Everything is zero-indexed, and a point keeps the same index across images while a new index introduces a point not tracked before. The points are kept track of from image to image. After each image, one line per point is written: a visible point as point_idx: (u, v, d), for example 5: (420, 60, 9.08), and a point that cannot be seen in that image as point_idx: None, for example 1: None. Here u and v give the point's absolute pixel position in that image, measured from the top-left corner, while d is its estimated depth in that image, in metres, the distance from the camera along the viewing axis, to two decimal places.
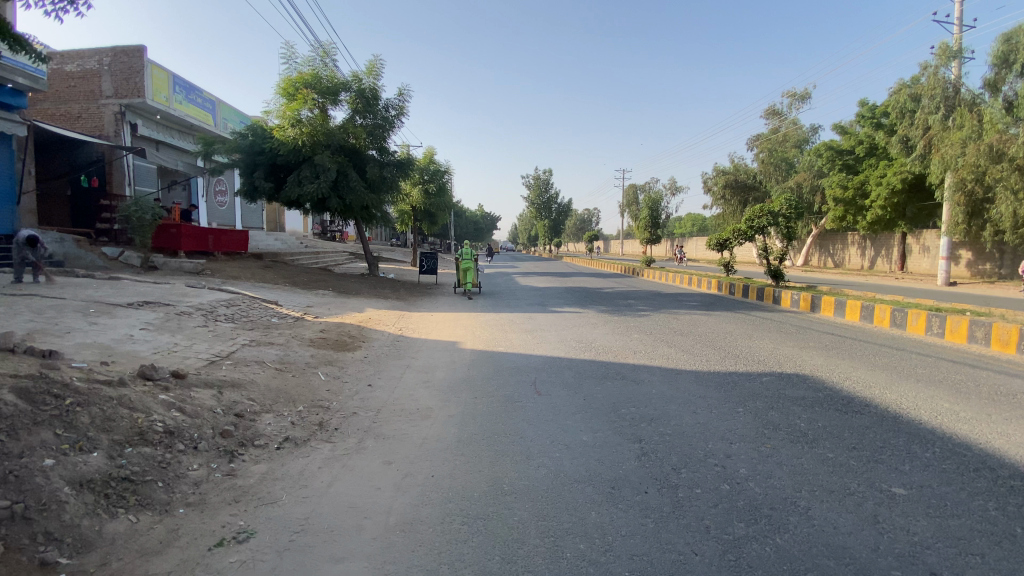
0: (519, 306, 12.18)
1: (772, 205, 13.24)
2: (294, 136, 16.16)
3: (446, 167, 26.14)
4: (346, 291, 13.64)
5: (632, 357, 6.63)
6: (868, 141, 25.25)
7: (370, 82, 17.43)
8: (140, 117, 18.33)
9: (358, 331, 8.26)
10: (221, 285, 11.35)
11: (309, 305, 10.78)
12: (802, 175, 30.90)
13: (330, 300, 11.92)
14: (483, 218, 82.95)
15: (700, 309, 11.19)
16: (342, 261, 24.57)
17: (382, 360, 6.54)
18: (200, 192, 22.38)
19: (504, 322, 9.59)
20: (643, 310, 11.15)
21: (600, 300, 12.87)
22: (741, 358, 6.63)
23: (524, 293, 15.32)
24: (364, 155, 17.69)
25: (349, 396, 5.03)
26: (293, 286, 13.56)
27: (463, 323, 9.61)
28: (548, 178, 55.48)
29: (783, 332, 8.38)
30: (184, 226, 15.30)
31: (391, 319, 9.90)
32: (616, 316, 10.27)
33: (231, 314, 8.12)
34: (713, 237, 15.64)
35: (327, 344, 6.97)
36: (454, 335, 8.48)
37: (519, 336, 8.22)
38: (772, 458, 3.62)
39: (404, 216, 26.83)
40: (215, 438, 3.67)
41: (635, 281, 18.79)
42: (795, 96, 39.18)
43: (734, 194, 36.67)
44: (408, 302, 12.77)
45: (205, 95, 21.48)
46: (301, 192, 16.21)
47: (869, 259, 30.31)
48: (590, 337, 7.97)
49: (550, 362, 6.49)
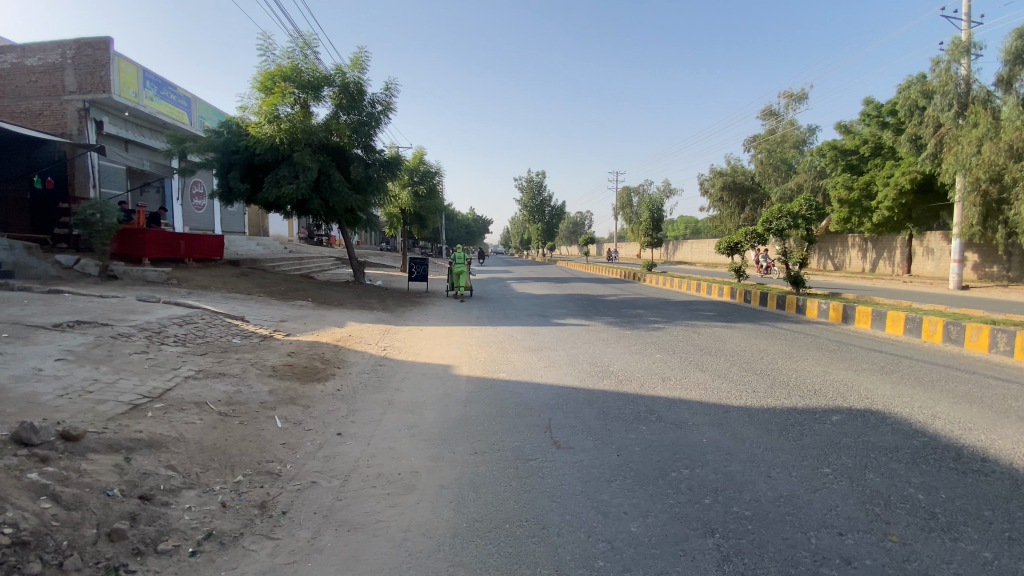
0: (518, 317, 10.99)
1: (791, 205, 12.20)
2: (271, 133, 14.89)
3: (436, 167, 24.98)
4: (327, 301, 12.38)
5: (663, 387, 5.48)
6: (873, 141, 24.48)
7: (355, 76, 16.18)
8: (106, 114, 16.98)
9: (334, 353, 7.03)
10: (183, 298, 10.09)
11: (283, 320, 9.53)
12: (803, 176, 30.13)
13: (308, 313, 10.66)
14: (474, 221, 81.83)
15: (719, 321, 10.09)
16: (326, 266, 23.27)
17: (360, 394, 5.32)
18: (175, 194, 20.92)
19: (504, 338, 8.41)
20: (656, 322, 10.02)
21: (606, 310, 11.74)
22: (792, 387, 5.51)
23: (521, 302, 14.15)
24: (349, 155, 16.46)
25: (309, 454, 3.83)
26: (268, 296, 12.29)
27: (457, 339, 8.41)
28: (541, 181, 54.51)
29: (826, 351, 7.28)
30: (151, 231, 14.03)
31: (375, 336, 8.68)
32: (629, 329, 9.12)
33: (183, 336, 6.86)
34: (724, 241, 14.68)
35: (294, 374, 5.74)
36: (448, 356, 7.28)
37: (523, 356, 7.04)
38: (913, 565, 2.50)
39: (393, 219, 25.60)
40: (95, 548, 2.54)
41: (637, 288, 17.72)
42: (792, 96, 38.44)
43: (732, 195, 35.85)
44: (395, 314, 11.52)
45: (179, 91, 20.14)
46: (279, 194, 14.93)
47: (870, 261, 29.56)
48: (605, 358, 6.80)
49: (563, 393, 5.34)
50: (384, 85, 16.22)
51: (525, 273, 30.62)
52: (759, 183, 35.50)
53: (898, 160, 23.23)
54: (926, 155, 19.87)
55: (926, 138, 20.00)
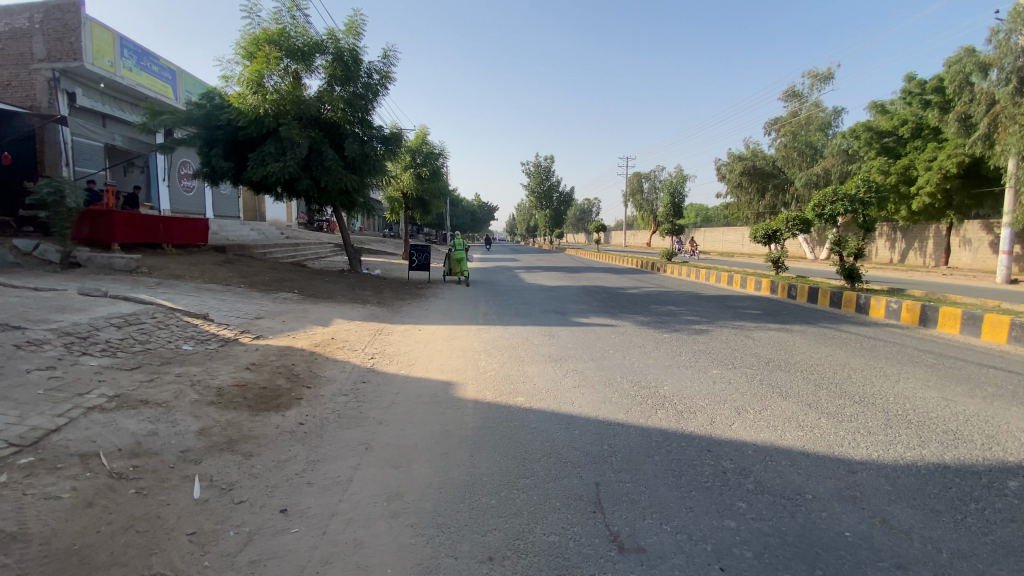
0: (531, 315, 9.47)
1: (845, 187, 10.58)
2: (256, 105, 13.33)
3: (440, 148, 23.41)
4: (314, 293, 10.90)
5: (745, 428, 3.99)
6: (914, 121, 22.66)
7: (351, 43, 14.59)
8: (80, 85, 15.48)
9: (307, 365, 5.57)
10: (144, 292, 8.67)
11: (257, 318, 8.06)
12: (829, 161, 28.33)
13: (289, 308, 9.20)
14: (478, 207, 79.91)
15: (770, 322, 8.55)
16: (322, 254, 21.80)
17: (332, 433, 3.90)
18: (160, 175, 19.47)
19: (517, 343, 6.92)
20: (696, 323, 8.49)
21: (632, 306, 10.26)
22: (917, 429, 4.03)
23: (532, 295, 12.63)
24: (344, 130, 14.89)
25: (226, 560, 2.40)
26: (248, 287, 10.88)
27: (462, 344, 6.94)
28: (549, 166, 52.63)
29: (925, 366, 5.79)
30: (123, 213, 12.43)
31: (364, 338, 7.24)
32: (667, 333, 7.60)
33: (116, 343, 5.41)
34: (761, 228, 13.26)
35: (246, 400, 4.28)
36: (450, 367, 5.82)
37: (543, 370, 5.58)
38: None
39: (395, 203, 24.09)
40: None
41: (659, 279, 16.11)
42: (818, 75, 36.15)
43: (752, 181, 34.12)
44: (391, 310, 10.04)
45: (162, 63, 18.55)
46: (264, 172, 13.40)
47: (898, 251, 27.85)
48: (650, 376, 5.31)
49: (608, 431, 3.88)
50: (383, 52, 14.60)
51: (533, 261, 29.04)
52: (780, 168, 33.53)
53: (941, 143, 21.47)
54: (977, 136, 17.91)
55: (978, 118, 18.08)
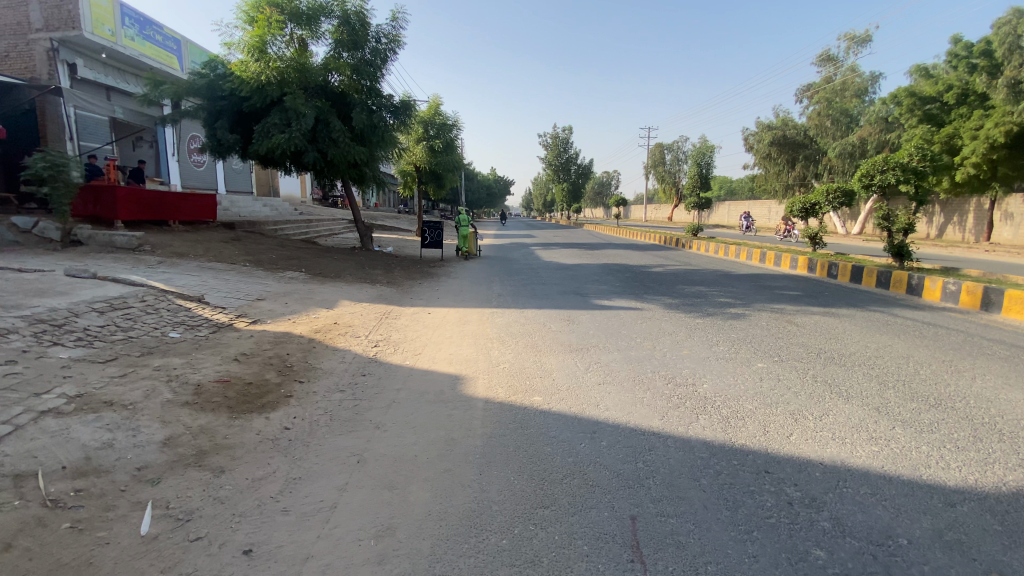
0: (549, 297, 8.83)
1: (897, 155, 9.49)
2: (259, 73, 12.64)
3: (454, 119, 22.51)
4: (322, 272, 10.41)
5: (808, 441, 3.33)
6: (959, 86, 20.55)
7: (358, 5, 13.70)
8: (80, 55, 15.01)
9: (303, 354, 5.06)
10: (141, 273, 8.27)
11: (257, 300, 7.59)
12: (866, 130, 26.64)
13: (294, 288, 8.71)
14: (495, 181, 78.55)
15: (811, 305, 7.77)
16: (335, 230, 21.38)
17: (320, 441, 3.37)
18: (169, 149, 19.07)
19: (534, 329, 6.30)
20: (731, 306, 7.75)
21: (657, 286, 9.56)
22: (1015, 444, 3.32)
23: (550, 274, 11.95)
24: (352, 100, 14.14)
25: None
26: (254, 266, 10.45)
27: (473, 330, 6.33)
28: (567, 137, 50.93)
29: (1004, 361, 5.00)
30: (122, 188, 11.91)
31: (369, 322, 6.72)
32: (698, 319, 6.90)
33: (96, 332, 4.97)
34: (798, 202, 12.35)
35: (226, 399, 3.79)
36: (460, 357, 5.27)
37: (563, 362, 4.97)
38: None
39: (408, 177, 23.42)
40: None
41: (685, 256, 15.24)
42: (855, 37, 33.73)
43: (781, 151, 32.42)
44: (401, 290, 9.49)
45: (167, 31, 17.86)
46: (269, 145, 12.80)
47: (935, 227, 26.23)
48: (685, 371, 4.66)
49: (642, 443, 3.27)
50: (392, 15, 13.71)
51: (551, 237, 28.23)
52: (813, 137, 31.70)
53: (988, 110, 19.35)
54: None
55: None
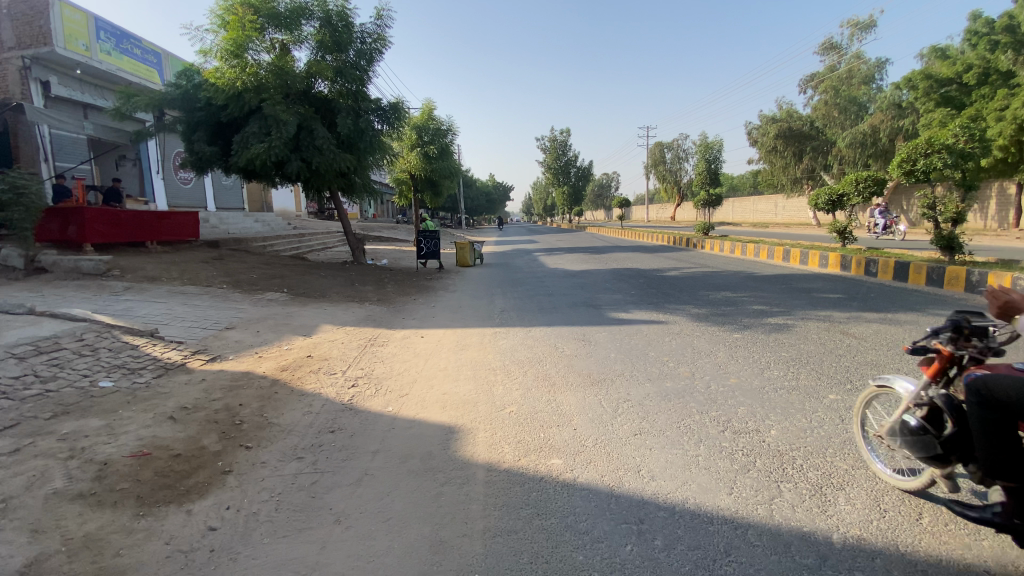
0: (559, 310, 7.87)
1: (941, 136, 8.38)
2: (235, 80, 11.71)
3: (448, 124, 21.65)
4: (306, 290, 9.46)
5: (949, 532, 2.35)
6: (980, 64, 19.35)
7: (340, 5, 12.82)
8: (54, 72, 14.18)
9: (260, 404, 4.08)
10: (98, 305, 7.34)
11: (226, 330, 6.63)
12: (878, 117, 25.65)
13: (271, 312, 7.76)
14: (494, 188, 77.83)
15: (862, 311, 6.77)
16: (330, 244, 20.52)
17: (256, 551, 2.38)
18: (154, 166, 18.25)
19: (544, 355, 5.30)
20: (767, 315, 6.76)
21: (679, 294, 8.61)
22: None
23: (557, 283, 11.01)
24: (338, 105, 13.23)
25: None
26: (232, 287, 9.52)
27: (472, 358, 5.34)
28: (565, 140, 50.10)
29: None
30: (90, 208, 10.97)
31: (351, 351, 5.75)
32: (736, 333, 5.91)
33: (4, 387, 4.01)
34: (822, 195, 11.36)
35: (137, 485, 2.80)
36: (456, 396, 4.27)
37: (583, 402, 3.97)
38: None
39: (403, 186, 22.57)
40: None
41: (699, 257, 14.29)
42: (858, 24, 32.73)
43: (788, 144, 31.49)
44: (392, 309, 8.52)
45: (148, 45, 16.95)
46: (248, 156, 11.87)
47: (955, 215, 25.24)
48: (742, 413, 3.66)
49: (716, 544, 2.27)
50: (377, 14, 12.83)
51: (555, 241, 27.33)
52: (820, 129, 30.73)
53: (1014, 89, 18.11)
54: None
55: None
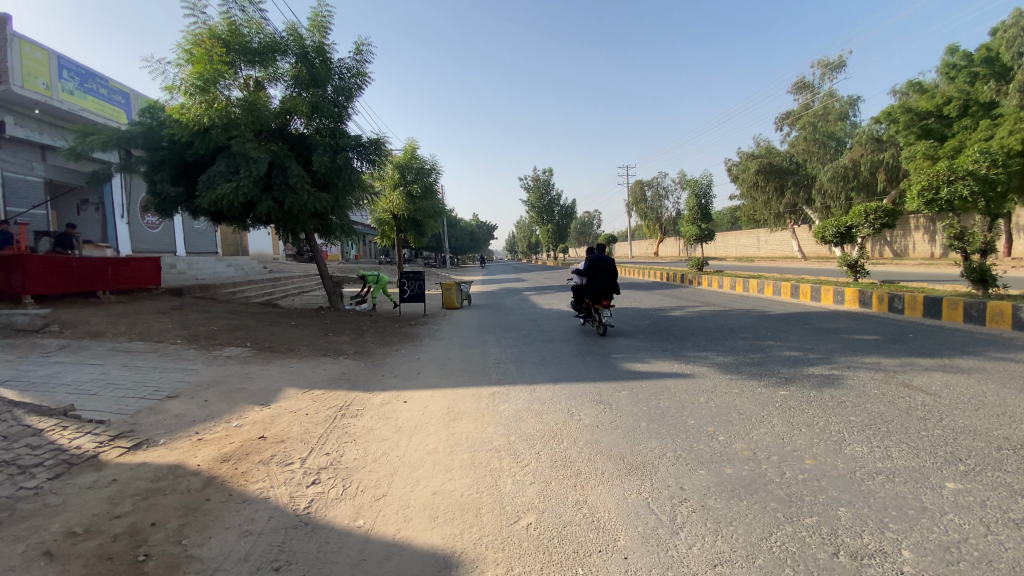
0: (562, 359, 6.89)
1: (960, 162, 7.86)
2: (201, 117, 10.86)
3: (431, 162, 21.08)
4: (273, 344, 8.34)
5: None
6: (960, 97, 19.64)
7: (317, 41, 12.31)
8: (9, 112, 13.20)
9: (181, 524, 2.96)
10: (16, 374, 6.11)
11: (168, 399, 5.48)
12: (858, 151, 26.05)
13: (228, 373, 6.62)
14: (477, 227, 77.75)
15: (911, 356, 5.95)
16: (307, 288, 19.40)
17: None
18: (118, 211, 17.12)
19: (557, 425, 4.26)
20: (805, 363, 5.89)
21: (694, 338, 7.74)
22: None
23: (555, 326, 10.09)
24: (314, 142, 12.44)
25: None
26: (188, 341, 8.35)
27: (468, 433, 4.25)
28: (548, 179, 50.35)
29: None
30: (34, 256, 9.81)
31: (317, 425, 4.65)
32: (779, 389, 4.98)
33: None
34: (829, 227, 10.79)
35: None
36: (450, 496, 3.20)
37: (625, 505, 2.93)
38: None
39: (385, 226, 21.75)
40: None
41: (699, 294, 13.57)
42: (829, 64, 33.91)
43: (769, 179, 31.86)
44: (371, 363, 7.45)
45: (115, 85, 16.18)
46: (214, 196, 10.91)
47: (941, 245, 25.69)
48: (850, 523, 2.67)
49: None
50: (356, 48, 12.25)
51: (543, 279, 26.59)
52: (800, 163, 31.15)
53: (995, 120, 18.30)
54: None
55: None
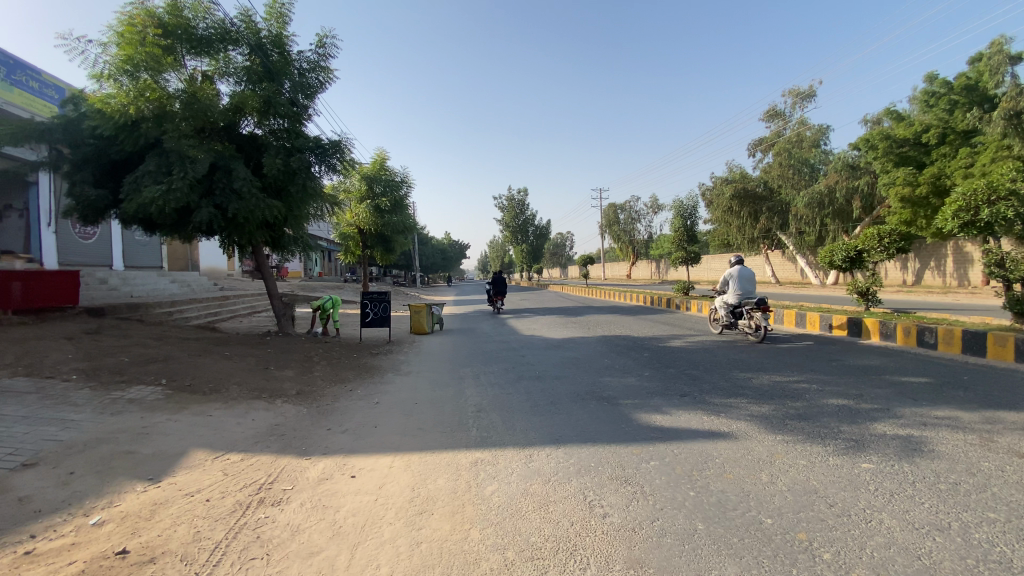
0: (558, 407, 5.51)
1: (999, 178, 7.01)
2: (128, 108, 9.25)
3: (403, 175, 19.72)
4: (196, 381, 6.66)
5: None
6: (940, 125, 19.68)
7: (275, 31, 10.89)
8: None
9: None
10: None
11: (12, 473, 3.82)
12: (834, 177, 26.08)
13: (121, 425, 4.98)
14: (449, 246, 76.06)
15: (988, 406, 4.82)
16: (258, 308, 17.45)
17: None
18: (45, 219, 15.04)
19: (574, 530, 2.88)
20: (865, 417, 4.68)
21: (710, 378, 6.50)
22: None
23: (540, 358, 8.73)
24: (265, 144, 10.87)
25: None
26: (86, 377, 6.61)
27: (441, 543, 2.84)
28: (522, 199, 49.50)
29: None
30: None
31: (216, 526, 3.12)
32: (859, 461, 3.70)
33: None
34: (837, 251, 9.90)
35: None
36: None
37: None
38: None
39: (349, 242, 20.15)
40: None
41: (692, 321, 12.47)
42: (799, 93, 34.49)
43: (743, 204, 31.82)
44: (317, 409, 5.90)
45: (48, 79, 14.37)
46: (140, 200, 9.24)
47: (913, 273, 25.79)
48: None
49: None
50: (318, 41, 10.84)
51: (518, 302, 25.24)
52: (772, 189, 31.17)
53: (975, 148, 18.40)
54: None
55: None
